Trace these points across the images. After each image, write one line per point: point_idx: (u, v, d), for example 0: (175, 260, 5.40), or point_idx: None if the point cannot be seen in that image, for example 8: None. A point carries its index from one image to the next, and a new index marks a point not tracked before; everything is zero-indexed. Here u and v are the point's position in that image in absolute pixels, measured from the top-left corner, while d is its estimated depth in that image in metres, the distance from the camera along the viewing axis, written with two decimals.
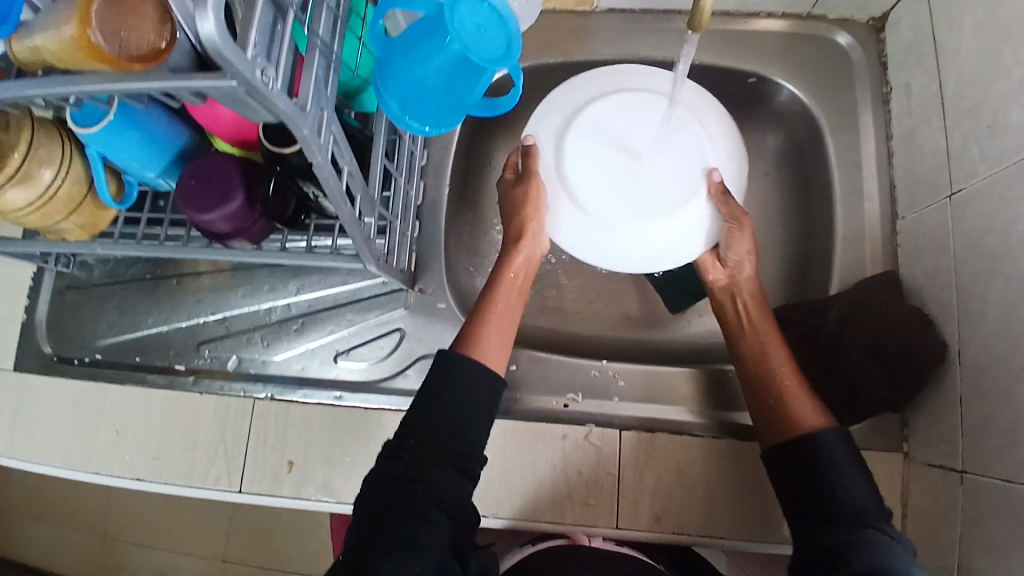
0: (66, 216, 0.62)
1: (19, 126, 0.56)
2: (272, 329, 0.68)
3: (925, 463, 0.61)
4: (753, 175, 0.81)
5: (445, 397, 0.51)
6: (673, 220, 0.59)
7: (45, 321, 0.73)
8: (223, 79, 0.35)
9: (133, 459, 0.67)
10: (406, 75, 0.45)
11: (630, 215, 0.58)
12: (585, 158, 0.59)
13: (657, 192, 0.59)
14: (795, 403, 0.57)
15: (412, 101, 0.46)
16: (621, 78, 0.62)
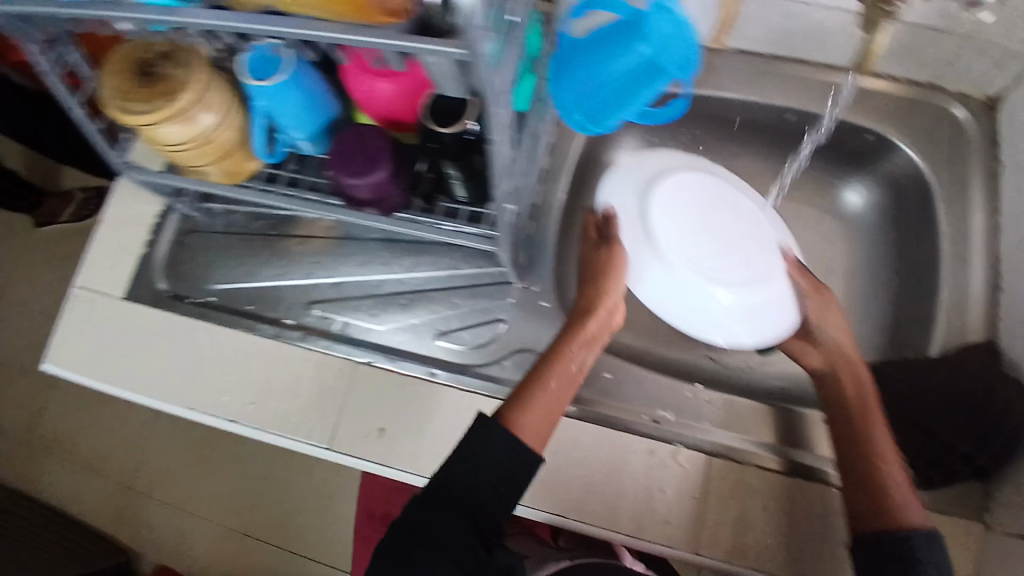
0: (213, 158, 0.65)
1: (195, 67, 0.57)
2: (382, 300, 0.72)
3: (1005, 533, 0.60)
4: (859, 235, 0.81)
5: (474, 451, 0.53)
6: (749, 292, 0.65)
7: (163, 258, 0.76)
8: (454, 47, 0.38)
9: (229, 401, 0.70)
10: (587, 71, 0.46)
11: (712, 284, 0.65)
12: (667, 227, 0.67)
13: (733, 266, 0.66)
14: (893, 490, 0.56)
15: (586, 97, 0.48)
16: (700, 163, 0.72)
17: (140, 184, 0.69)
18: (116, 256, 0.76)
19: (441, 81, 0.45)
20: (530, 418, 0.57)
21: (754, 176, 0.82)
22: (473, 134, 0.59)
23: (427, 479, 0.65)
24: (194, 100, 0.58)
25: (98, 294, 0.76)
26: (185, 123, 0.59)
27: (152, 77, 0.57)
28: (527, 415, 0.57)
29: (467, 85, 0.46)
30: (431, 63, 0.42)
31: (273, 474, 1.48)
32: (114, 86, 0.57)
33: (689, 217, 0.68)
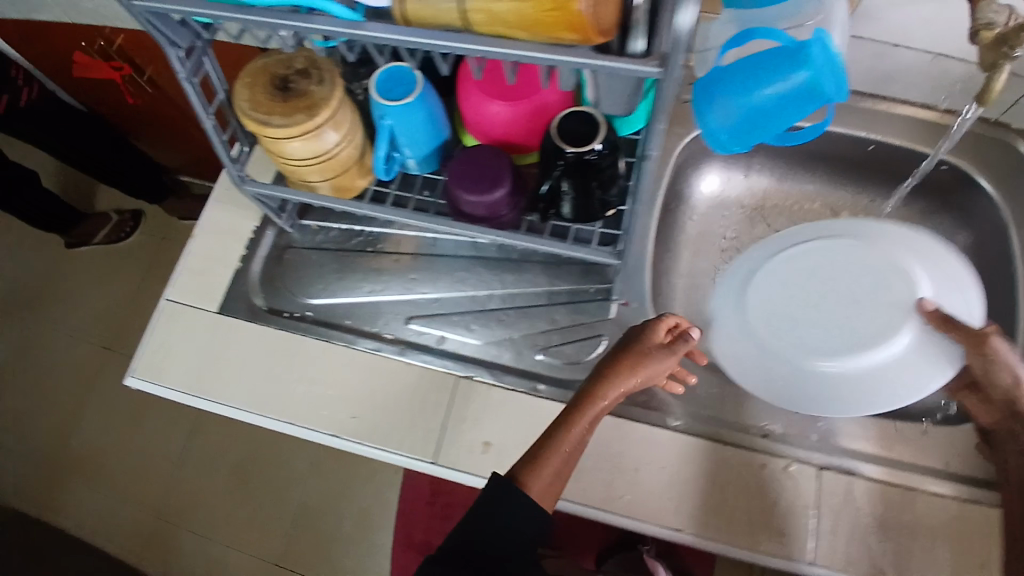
0: (324, 175, 0.67)
1: (334, 86, 0.60)
2: (481, 315, 0.74)
3: None
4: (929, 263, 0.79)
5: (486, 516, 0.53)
6: (882, 354, 0.61)
7: (259, 275, 0.77)
8: (650, 64, 0.40)
9: (329, 414, 0.70)
10: (738, 98, 0.49)
11: (834, 356, 0.62)
12: (773, 308, 0.66)
13: (856, 330, 0.62)
14: None
15: (735, 123, 0.51)
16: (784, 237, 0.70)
17: (250, 197, 0.69)
18: (210, 270, 0.77)
19: (604, 99, 0.47)
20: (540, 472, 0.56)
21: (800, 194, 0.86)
22: (598, 153, 0.59)
23: None
24: (328, 118, 0.60)
25: (189, 309, 0.76)
26: (313, 139, 0.61)
27: (290, 92, 0.59)
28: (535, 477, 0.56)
29: (631, 104, 0.47)
30: (606, 80, 0.45)
31: (313, 499, 1.51)
32: (251, 99, 0.59)
33: (791, 302, 0.66)
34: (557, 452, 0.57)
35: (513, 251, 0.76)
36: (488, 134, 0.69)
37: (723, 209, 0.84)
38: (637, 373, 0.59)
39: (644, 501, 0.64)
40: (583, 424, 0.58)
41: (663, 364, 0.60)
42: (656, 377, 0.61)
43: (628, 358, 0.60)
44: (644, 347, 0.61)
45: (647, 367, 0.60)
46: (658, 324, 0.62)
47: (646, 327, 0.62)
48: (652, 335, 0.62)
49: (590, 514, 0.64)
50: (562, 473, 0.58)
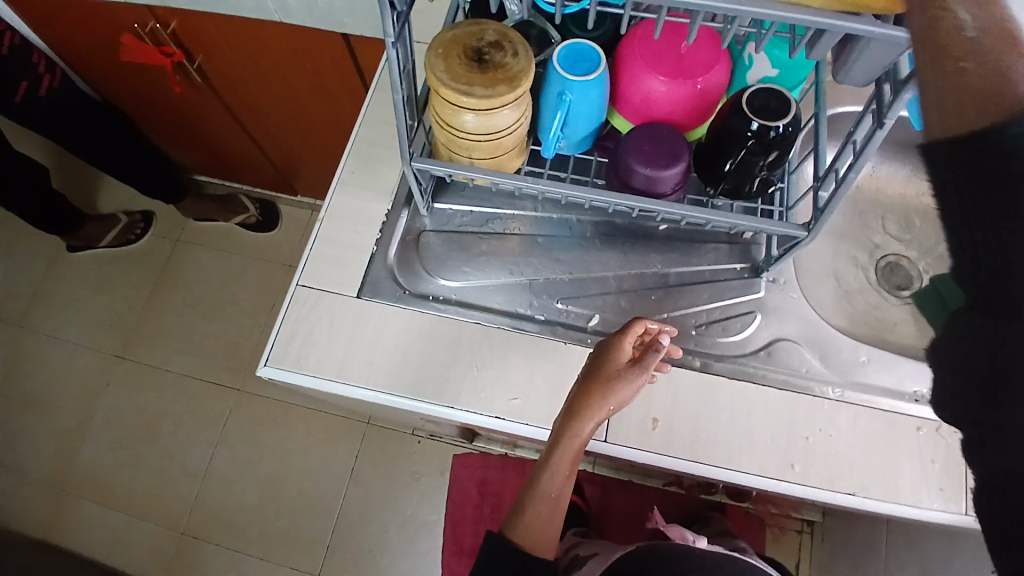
0: (482, 156, 0.67)
1: (530, 64, 0.61)
2: (629, 294, 0.75)
3: None
4: None
5: (538, 545, 0.70)
6: None
7: (396, 261, 0.74)
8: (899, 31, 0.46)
9: (488, 396, 0.69)
10: None
11: None
12: None
13: None
14: None
15: None
16: None
17: (410, 173, 0.68)
18: (344, 253, 0.74)
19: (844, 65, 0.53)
20: (539, 510, 0.68)
21: (863, 174, 0.95)
22: (781, 130, 0.62)
23: (708, 465, 0.67)
24: (518, 95, 0.60)
25: (327, 293, 0.72)
26: (496, 116, 0.62)
27: (486, 64, 0.60)
28: (523, 529, 0.69)
29: (875, 74, 0.53)
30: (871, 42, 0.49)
31: (352, 508, 1.44)
32: (448, 68, 0.59)
33: None
34: (548, 494, 0.68)
35: (655, 232, 0.78)
36: (649, 114, 0.70)
37: None
38: (607, 401, 0.62)
39: (813, 464, 0.66)
40: (564, 461, 0.65)
41: (633, 384, 0.62)
42: (629, 396, 0.63)
43: (595, 390, 0.62)
44: (613, 371, 0.63)
45: (617, 393, 0.62)
46: (625, 341, 0.63)
47: (614, 345, 0.63)
48: (618, 355, 0.63)
49: (765, 483, 0.66)
50: (557, 503, 0.69)
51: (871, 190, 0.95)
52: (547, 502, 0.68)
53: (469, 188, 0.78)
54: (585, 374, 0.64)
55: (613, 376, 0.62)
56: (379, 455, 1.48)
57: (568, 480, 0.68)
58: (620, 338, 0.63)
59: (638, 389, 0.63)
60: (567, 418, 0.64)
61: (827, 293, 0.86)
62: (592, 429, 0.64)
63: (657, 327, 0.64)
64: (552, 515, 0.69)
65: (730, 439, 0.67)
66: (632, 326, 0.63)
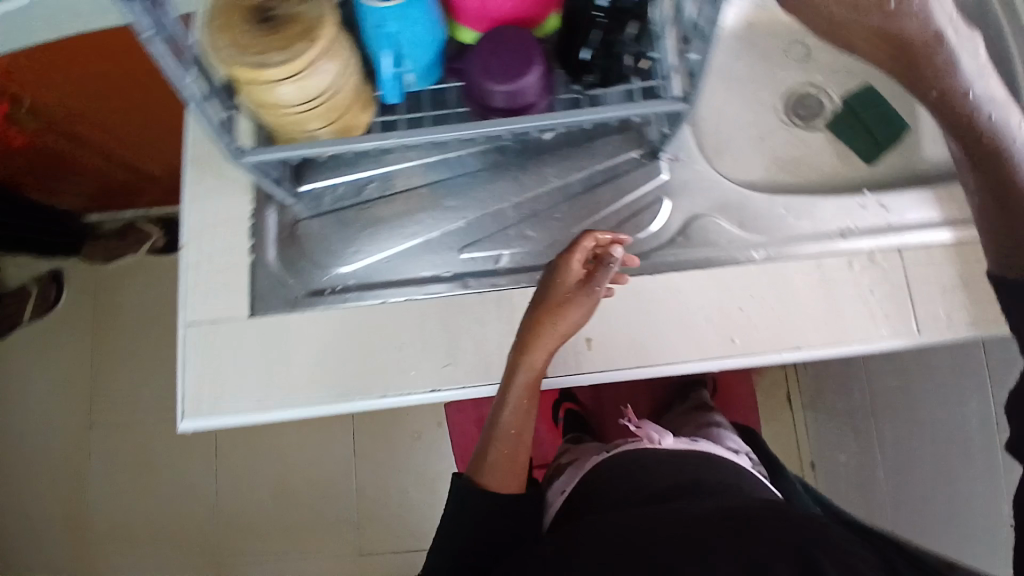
0: (322, 123, 0.60)
1: (326, 6, 0.53)
2: (531, 220, 0.70)
3: None
4: None
5: None
6: None
7: (278, 262, 0.69)
8: None
9: (419, 372, 0.65)
10: None
11: None
12: None
13: None
14: None
15: None
16: None
17: (250, 169, 0.60)
18: (224, 273, 0.68)
19: None
20: (512, 453, 0.65)
21: (752, 11, 0.88)
22: None
23: (651, 369, 0.65)
24: (325, 44, 0.53)
25: (219, 321, 0.67)
26: (311, 76, 0.54)
27: (275, 21, 0.51)
28: (491, 473, 0.64)
29: None
30: None
31: (367, 486, 1.46)
32: (232, 42, 0.51)
33: None
34: (508, 432, 0.64)
35: (540, 144, 0.71)
36: (489, 18, 0.62)
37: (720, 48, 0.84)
38: (557, 325, 0.60)
39: (756, 334, 0.65)
40: (521, 394, 0.63)
41: (583, 305, 0.59)
42: (579, 319, 0.60)
43: (543, 316, 0.60)
44: (562, 294, 0.60)
45: (566, 317, 0.60)
46: (574, 259, 0.59)
47: (563, 265, 0.60)
48: (568, 275, 0.60)
49: (710, 365, 0.65)
50: (519, 448, 0.65)
51: (762, 21, 0.88)
52: (509, 444, 0.65)
53: (329, 159, 0.70)
54: (537, 298, 0.61)
55: (564, 301, 0.59)
56: (372, 431, 1.47)
57: (529, 416, 0.65)
58: (569, 257, 0.59)
59: (593, 307, 0.61)
60: (521, 349, 0.62)
61: (741, 149, 0.83)
62: (545, 359, 0.62)
63: (610, 239, 0.60)
64: (516, 464, 0.65)
65: (667, 335, 0.65)
66: (582, 240, 0.60)
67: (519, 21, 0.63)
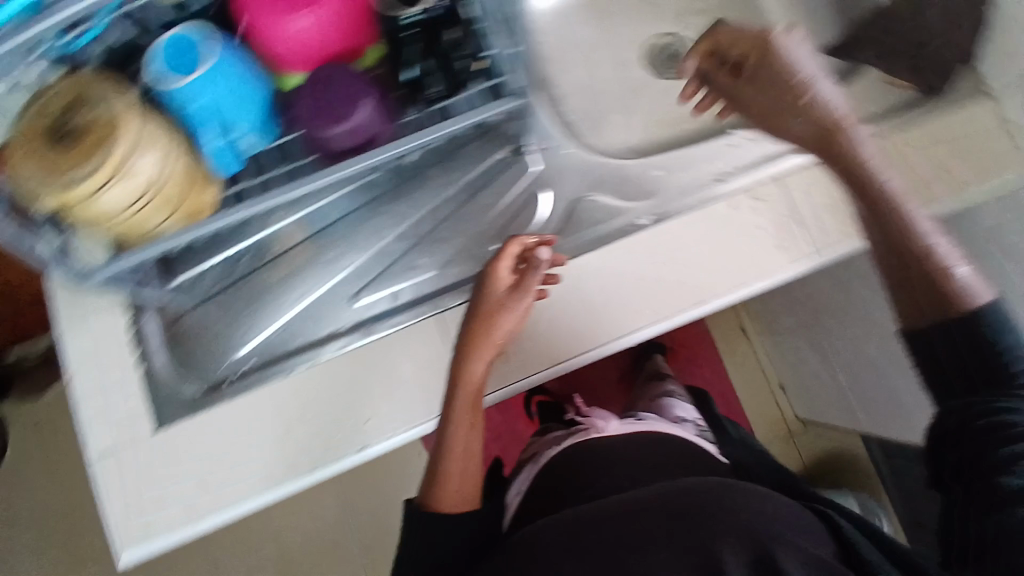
0: (169, 215, 0.55)
1: (121, 98, 0.51)
2: (414, 250, 0.69)
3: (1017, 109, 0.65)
4: None
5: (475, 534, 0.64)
6: None
7: (169, 366, 0.65)
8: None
9: (343, 436, 0.63)
10: None
11: None
12: None
13: None
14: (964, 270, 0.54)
15: None
16: None
17: (105, 283, 0.56)
18: (116, 392, 0.64)
19: None
20: (466, 475, 0.63)
21: None
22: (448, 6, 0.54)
23: (566, 365, 0.65)
24: (129, 134, 0.50)
25: (123, 445, 0.63)
26: (128, 172, 0.50)
27: (72, 131, 0.49)
28: (442, 491, 0.63)
29: None
30: None
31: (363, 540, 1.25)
32: (36, 164, 0.48)
33: None
34: (457, 452, 0.62)
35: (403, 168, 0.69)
36: (310, 59, 0.58)
37: (567, 18, 0.81)
38: (494, 335, 0.59)
39: (659, 296, 0.64)
40: (464, 412, 0.60)
41: (517, 311, 0.59)
42: (515, 326, 0.60)
43: (478, 329, 0.59)
44: (495, 302, 0.60)
45: (501, 325, 0.59)
46: (502, 264, 0.59)
47: (492, 273, 0.60)
48: (497, 282, 0.60)
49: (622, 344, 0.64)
50: (468, 459, 0.63)
51: None
52: (457, 471, 0.62)
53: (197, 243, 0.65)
54: (471, 310, 0.60)
55: (496, 306, 0.59)
56: (352, 485, 1.29)
57: (474, 431, 0.63)
58: (496, 265, 0.59)
59: (525, 312, 0.60)
60: (459, 362, 0.60)
61: (613, 115, 0.79)
62: (484, 369, 0.59)
63: (536, 241, 0.60)
64: (467, 481, 0.63)
65: (575, 330, 0.64)
66: (509, 244, 0.60)
67: (342, 55, 0.60)
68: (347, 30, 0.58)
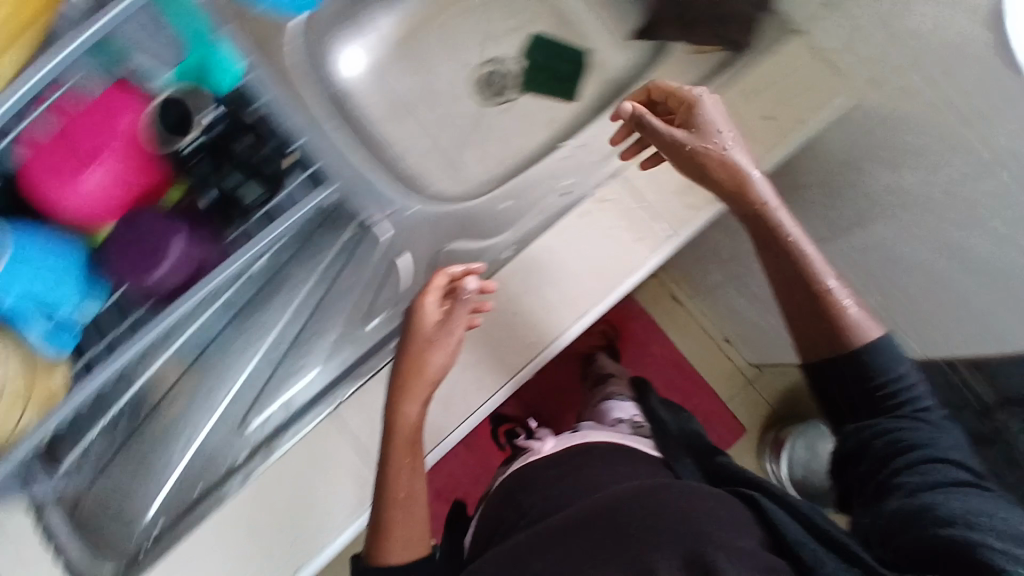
0: (23, 411, 0.51)
1: None
2: (292, 354, 0.65)
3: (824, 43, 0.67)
4: None
5: None
6: None
7: (78, 556, 0.58)
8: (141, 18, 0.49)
9: (274, 563, 0.60)
10: None
11: None
12: None
13: None
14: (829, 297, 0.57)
15: None
16: None
17: None
18: None
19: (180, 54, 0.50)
20: (413, 528, 0.59)
21: None
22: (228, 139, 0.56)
23: (475, 413, 0.65)
24: None
25: None
26: None
27: None
28: (389, 544, 0.58)
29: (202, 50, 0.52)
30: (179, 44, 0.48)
31: None
32: None
33: None
34: (397, 495, 0.58)
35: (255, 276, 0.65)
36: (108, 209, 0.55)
37: (381, 72, 0.79)
38: (424, 374, 0.57)
39: (545, 318, 0.65)
40: (402, 458, 0.57)
41: (448, 343, 0.58)
42: (447, 360, 0.58)
43: (410, 370, 0.57)
44: (424, 339, 0.58)
45: (432, 361, 0.57)
46: (428, 298, 0.58)
47: (419, 308, 0.58)
48: (425, 317, 0.58)
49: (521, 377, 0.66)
50: (411, 503, 0.59)
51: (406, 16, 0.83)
52: (407, 529, 0.59)
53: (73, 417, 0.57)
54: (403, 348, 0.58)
55: (425, 344, 0.58)
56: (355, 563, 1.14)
57: (414, 475, 0.59)
58: (421, 299, 0.58)
59: (458, 344, 0.59)
60: (391, 408, 0.57)
61: (456, 151, 0.77)
62: (421, 412, 0.58)
63: (462, 270, 0.59)
64: (414, 533, 0.60)
65: (474, 379, 0.65)
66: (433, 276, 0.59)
67: (145, 198, 0.57)
68: (141, 172, 0.55)
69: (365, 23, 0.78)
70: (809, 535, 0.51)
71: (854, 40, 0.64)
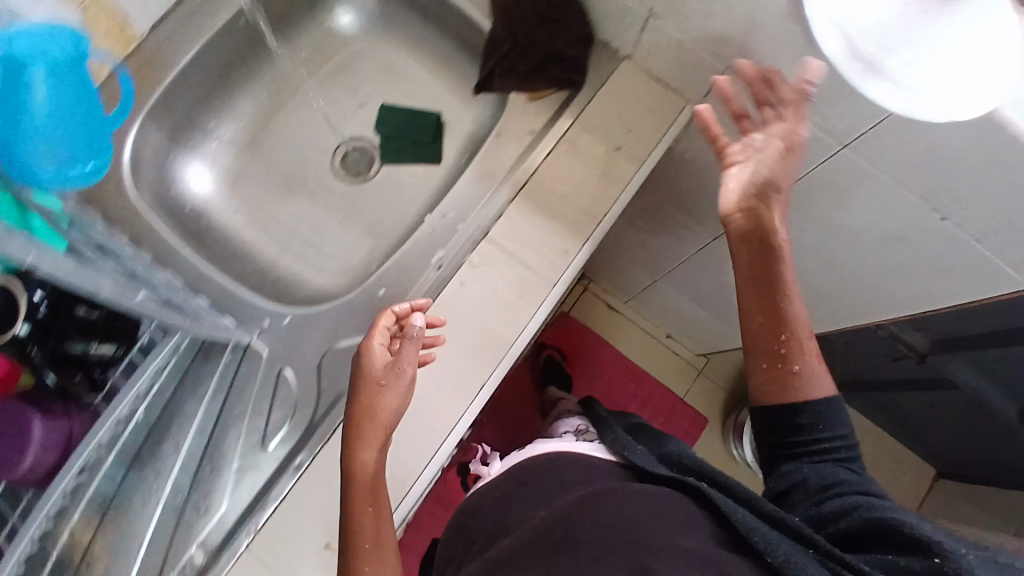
0: None
1: None
2: (195, 492, 0.62)
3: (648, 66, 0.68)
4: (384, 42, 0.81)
5: None
6: None
7: None
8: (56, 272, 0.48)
9: None
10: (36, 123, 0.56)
11: None
12: None
13: None
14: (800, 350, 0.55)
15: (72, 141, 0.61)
16: None
17: None
18: None
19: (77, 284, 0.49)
20: None
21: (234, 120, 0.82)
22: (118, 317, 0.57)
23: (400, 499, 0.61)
24: None
25: None
26: None
27: None
28: None
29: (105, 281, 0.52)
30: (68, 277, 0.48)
31: None
32: None
33: None
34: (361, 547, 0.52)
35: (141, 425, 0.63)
36: None
37: (234, 182, 0.78)
38: (379, 419, 0.56)
39: (440, 399, 0.63)
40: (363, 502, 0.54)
41: (400, 385, 0.57)
42: (401, 402, 0.57)
43: (364, 418, 0.56)
44: (377, 379, 0.58)
45: (387, 403, 0.57)
46: (374, 340, 0.60)
47: (369, 350, 0.59)
48: (375, 360, 0.59)
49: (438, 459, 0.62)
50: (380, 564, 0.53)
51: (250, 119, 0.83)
52: None
53: None
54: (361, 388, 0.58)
55: (376, 387, 0.57)
56: None
57: (382, 521, 0.55)
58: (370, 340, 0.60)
59: (412, 381, 0.58)
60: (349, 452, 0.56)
61: (324, 245, 0.77)
62: (378, 457, 0.55)
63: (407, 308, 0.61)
64: None
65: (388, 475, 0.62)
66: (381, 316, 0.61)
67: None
68: None
69: (202, 138, 0.77)
70: (761, 523, 0.46)
71: (673, 63, 0.65)
